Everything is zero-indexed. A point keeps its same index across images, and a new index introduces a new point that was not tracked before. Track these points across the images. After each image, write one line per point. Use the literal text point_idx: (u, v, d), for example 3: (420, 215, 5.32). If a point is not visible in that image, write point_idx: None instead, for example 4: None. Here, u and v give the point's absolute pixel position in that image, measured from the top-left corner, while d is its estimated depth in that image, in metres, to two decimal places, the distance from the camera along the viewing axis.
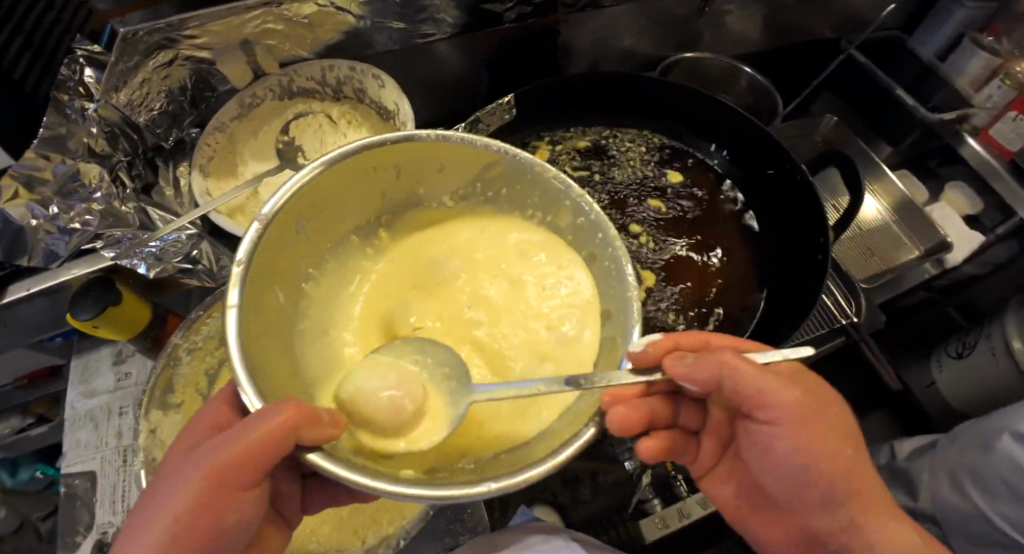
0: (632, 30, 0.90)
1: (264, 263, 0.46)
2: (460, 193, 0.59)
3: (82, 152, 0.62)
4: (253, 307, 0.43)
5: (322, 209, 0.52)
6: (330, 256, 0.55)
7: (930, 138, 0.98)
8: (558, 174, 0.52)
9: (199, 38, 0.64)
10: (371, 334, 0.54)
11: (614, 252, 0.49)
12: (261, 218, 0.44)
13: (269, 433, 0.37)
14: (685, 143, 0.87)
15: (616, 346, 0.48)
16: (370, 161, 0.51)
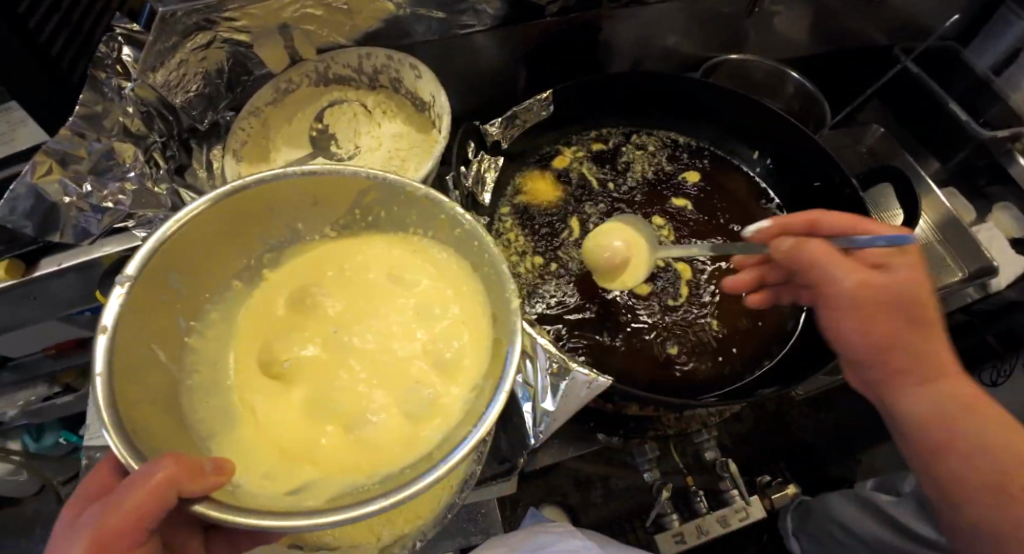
0: (675, 29, 0.87)
1: (136, 327, 0.40)
2: (341, 222, 0.51)
3: (117, 131, 0.61)
4: (127, 368, 0.38)
5: (193, 262, 0.45)
6: (212, 304, 0.49)
7: (982, 155, 0.92)
8: (428, 192, 0.46)
9: (239, 20, 0.64)
10: (252, 363, 0.46)
11: (491, 261, 0.44)
12: (124, 278, 0.38)
13: (147, 493, 0.33)
14: (727, 149, 0.84)
15: (503, 351, 0.42)
16: (241, 204, 0.45)
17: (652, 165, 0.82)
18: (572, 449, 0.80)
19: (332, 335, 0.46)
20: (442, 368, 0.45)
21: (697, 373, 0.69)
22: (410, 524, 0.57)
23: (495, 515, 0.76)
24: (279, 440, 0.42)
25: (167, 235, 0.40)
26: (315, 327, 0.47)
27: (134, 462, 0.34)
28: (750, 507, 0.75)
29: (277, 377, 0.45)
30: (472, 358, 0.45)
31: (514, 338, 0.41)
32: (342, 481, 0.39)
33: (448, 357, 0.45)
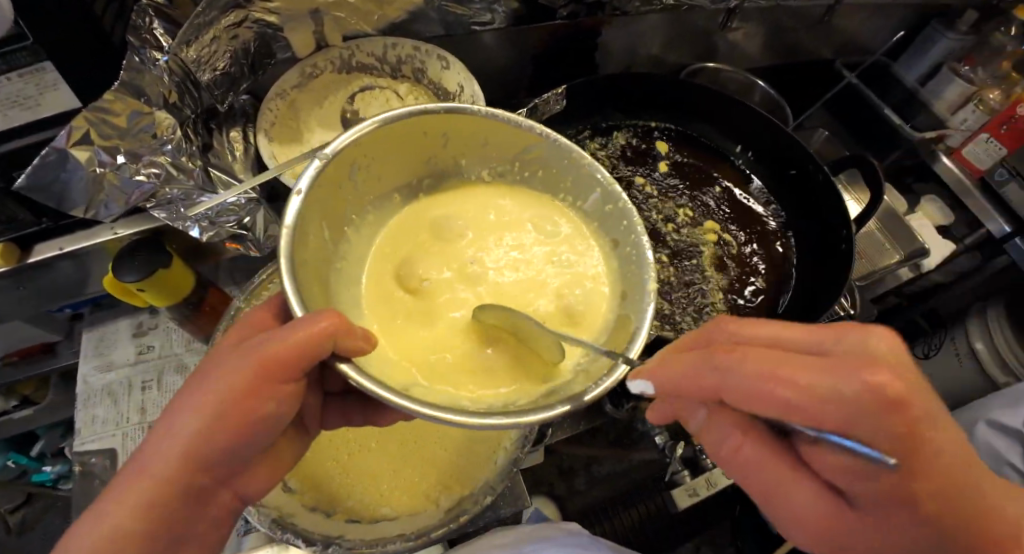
0: (662, 40, 0.96)
1: (320, 200, 0.47)
2: (498, 169, 0.58)
3: (159, 102, 0.60)
4: (304, 244, 0.44)
5: (376, 160, 0.52)
6: (370, 207, 0.56)
7: (910, 156, 1.11)
8: (592, 162, 0.54)
9: (274, 1, 0.64)
10: (387, 294, 0.53)
11: (637, 238, 0.52)
12: (323, 155, 0.45)
13: (307, 338, 0.39)
14: (715, 143, 0.94)
15: (630, 323, 0.50)
16: (426, 126, 0.51)
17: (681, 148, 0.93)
18: (584, 423, 0.86)
19: (469, 264, 0.55)
20: (563, 321, 0.53)
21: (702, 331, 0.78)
22: (466, 489, 0.59)
23: (519, 488, 0.76)
24: (415, 353, 0.50)
25: (363, 132, 0.47)
26: (453, 256, 0.56)
27: (299, 309, 0.40)
28: None
29: (411, 292, 0.53)
30: (593, 315, 0.54)
31: (644, 312, 0.49)
32: (440, 395, 0.46)
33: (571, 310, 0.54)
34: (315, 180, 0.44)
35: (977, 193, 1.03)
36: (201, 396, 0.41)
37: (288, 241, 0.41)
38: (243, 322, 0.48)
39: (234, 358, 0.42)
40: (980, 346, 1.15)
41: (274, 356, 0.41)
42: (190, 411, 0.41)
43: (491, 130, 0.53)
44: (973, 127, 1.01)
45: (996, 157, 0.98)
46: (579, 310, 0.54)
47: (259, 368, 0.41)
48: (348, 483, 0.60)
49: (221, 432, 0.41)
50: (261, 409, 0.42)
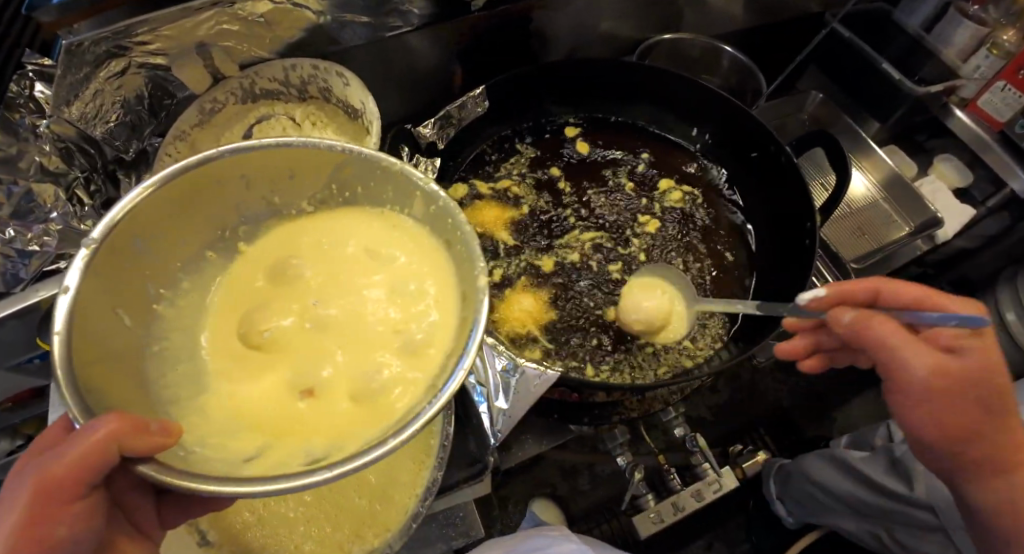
0: (611, 14, 0.86)
1: (105, 292, 0.38)
2: (318, 198, 0.48)
3: (35, 171, 0.60)
4: (84, 345, 0.35)
5: (167, 229, 0.42)
6: (184, 275, 0.45)
7: (918, 112, 0.96)
8: (402, 165, 0.43)
9: (153, 43, 0.61)
10: (226, 349, 0.42)
11: (463, 236, 0.42)
12: (90, 243, 0.36)
13: (90, 444, 0.31)
14: (666, 127, 0.86)
15: (464, 331, 0.39)
16: (212, 175, 0.42)
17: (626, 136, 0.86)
18: (548, 440, 0.80)
19: (313, 306, 0.43)
20: (406, 349, 0.41)
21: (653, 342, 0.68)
22: (380, 538, 0.58)
23: (473, 516, 0.76)
24: (251, 415, 0.39)
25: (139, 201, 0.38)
26: (292, 297, 0.43)
27: (80, 413, 0.32)
28: (721, 479, 0.79)
29: (256, 349, 0.41)
30: (440, 338, 0.41)
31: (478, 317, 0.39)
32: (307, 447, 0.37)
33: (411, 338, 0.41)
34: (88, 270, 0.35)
35: (997, 148, 0.88)
36: None
37: (64, 353, 0.32)
38: (42, 436, 0.39)
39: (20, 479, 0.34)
40: (1013, 317, 0.94)
41: (64, 470, 0.33)
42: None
43: (289, 158, 0.44)
44: (987, 74, 0.86)
45: (1016, 105, 0.83)
46: (424, 335, 0.41)
47: (46, 490, 0.33)
48: (265, 535, 0.58)
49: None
50: (56, 535, 0.34)
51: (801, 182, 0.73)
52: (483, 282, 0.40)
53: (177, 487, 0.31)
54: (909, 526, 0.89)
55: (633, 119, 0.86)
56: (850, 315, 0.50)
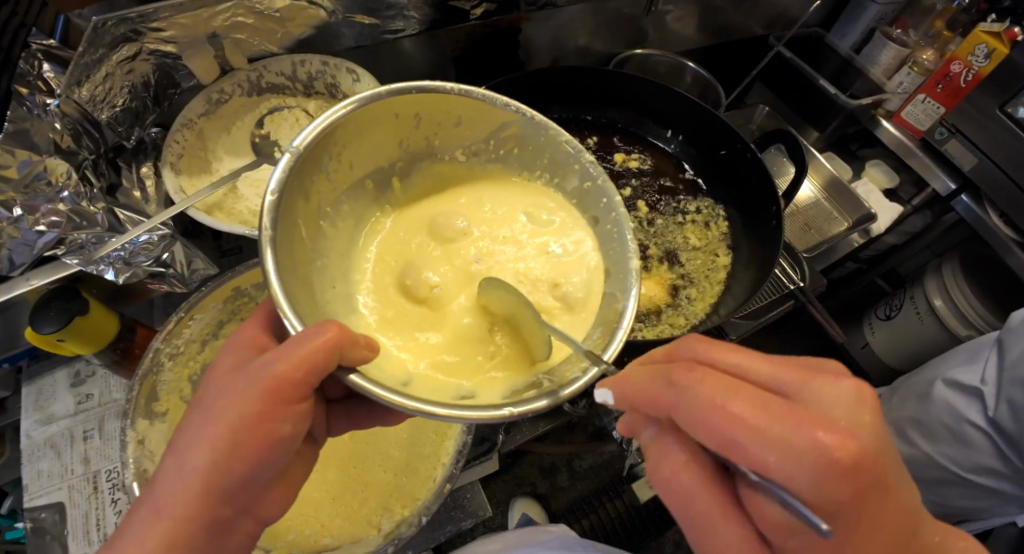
0: (588, 30, 0.95)
1: (295, 197, 0.45)
2: (473, 149, 0.57)
3: (49, 148, 0.58)
4: (283, 241, 0.42)
5: (347, 150, 0.50)
6: (345, 197, 0.52)
7: (851, 123, 1.11)
8: (570, 139, 0.53)
9: (167, 30, 0.62)
10: (388, 298, 0.52)
11: (618, 216, 0.52)
12: (292, 149, 0.43)
13: (316, 350, 0.37)
14: (644, 129, 0.95)
15: (616, 300, 0.49)
16: (399, 110, 0.50)
17: (624, 141, 0.95)
18: (542, 423, 0.83)
19: (473, 262, 0.54)
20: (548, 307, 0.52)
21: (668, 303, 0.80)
22: (407, 509, 0.58)
23: (480, 497, 0.78)
24: (411, 359, 0.48)
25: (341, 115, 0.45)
26: (454, 254, 0.54)
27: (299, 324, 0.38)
28: None
29: (422, 301, 0.51)
30: (592, 297, 0.52)
31: (629, 293, 0.48)
32: (451, 388, 0.46)
33: (571, 293, 0.51)
34: (287, 173, 0.42)
35: (919, 153, 1.04)
36: (214, 423, 0.39)
37: (271, 246, 0.39)
38: (235, 340, 0.44)
39: (238, 384, 0.39)
40: (939, 303, 1.09)
41: (287, 373, 0.38)
42: (200, 445, 0.38)
43: (464, 108, 0.52)
44: (909, 89, 1.02)
45: (936, 117, 0.98)
46: (577, 298, 0.52)
47: (275, 388, 0.39)
48: (290, 515, 0.58)
49: (244, 463, 0.38)
50: (277, 432, 0.40)
51: (756, 186, 0.85)
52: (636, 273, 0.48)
53: (374, 400, 0.37)
54: None
55: (616, 123, 0.95)
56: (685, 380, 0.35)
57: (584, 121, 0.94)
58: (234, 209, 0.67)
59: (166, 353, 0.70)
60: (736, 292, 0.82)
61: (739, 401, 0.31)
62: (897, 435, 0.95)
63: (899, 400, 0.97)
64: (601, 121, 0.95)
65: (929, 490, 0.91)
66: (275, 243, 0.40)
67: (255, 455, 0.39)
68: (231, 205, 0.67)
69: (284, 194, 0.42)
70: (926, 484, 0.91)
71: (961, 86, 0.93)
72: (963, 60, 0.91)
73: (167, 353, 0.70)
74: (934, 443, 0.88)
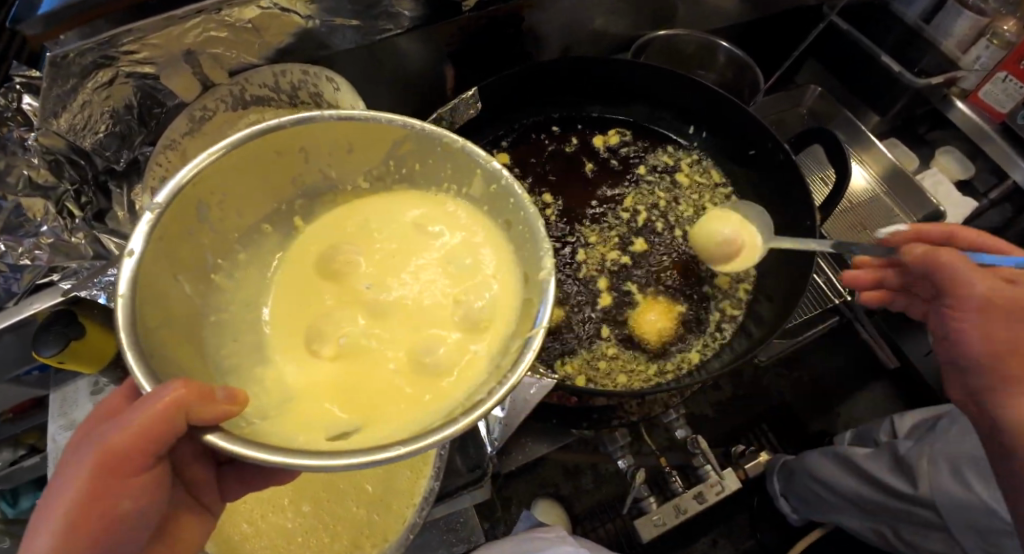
0: (604, 11, 0.85)
1: (168, 254, 0.40)
2: (374, 174, 0.51)
3: (24, 186, 0.61)
4: (150, 303, 0.37)
5: (227, 195, 0.44)
6: (241, 246, 0.48)
7: (919, 104, 0.95)
8: (465, 145, 0.45)
9: (140, 53, 0.60)
10: (297, 339, 0.45)
11: (526, 215, 0.44)
12: (155, 206, 0.38)
13: (158, 413, 0.33)
14: (633, 125, 0.86)
15: (532, 307, 0.42)
16: (278, 145, 0.44)
17: (638, 141, 0.84)
18: (545, 444, 0.79)
19: (364, 291, 0.46)
20: (462, 323, 0.44)
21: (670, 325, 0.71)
22: (378, 548, 0.58)
23: (473, 521, 0.76)
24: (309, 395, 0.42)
25: (205, 163, 0.40)
26: (349, 287, 0.47)
27: (146, 383, 0.33)
28: (724, 481, 0.76)
29: (333, 359, 0.43)
30: (498, 316, 0.45)
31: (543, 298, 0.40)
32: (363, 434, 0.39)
33: (472, 311, 0.44)
34: (150, 237, 0.37)
35: (997, 138, 0.89)
36: (56, 499, 0.35)
37: (128, 312, 0.34)
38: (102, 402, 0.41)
39: (82, 453, 0.35)
40: None
41: (134, 437, 0.34)
42: (43, 524, 0.34)
43: (351, 130, 0.46)
44: (988, 65, 0.87)
45: (1017, 97, 0.84)
46: (484, 310, 0.44)
47: (123, 454, 0.35)
48: (262, 547, 0.58)
49: (88, 539, 0.34)
50: (130, 499, 0.36)
51: (782, 187, 0.76)
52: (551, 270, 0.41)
53: (239, 456, 0.32)
54: (911, 522, 0.89)
55: (601, 122, 0.85)
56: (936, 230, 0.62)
57: (563, 124, 0.84)
58: None
59: None
60: (760, 308, 0.72)
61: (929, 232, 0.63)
62: (949, 470, 0.84)
63: (957, 432, 0.85)
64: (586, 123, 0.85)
65: (980, 539, 0.80)
66: (137, 311, 0.35)
67: (105, 529, 0.35)
68: None
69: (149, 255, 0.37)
70: (975, 531, 0.80)
71: None
72: None
73: None
74: (992, 487, 0.78)
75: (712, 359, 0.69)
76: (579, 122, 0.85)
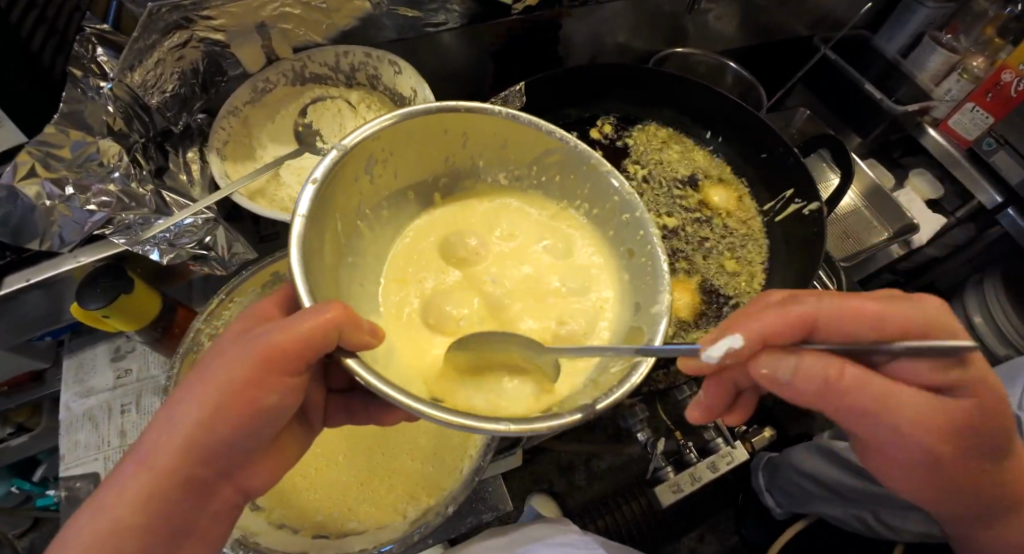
0: (627, 27, 0.94)
1: (336, 190, 0.45)
2: (515, 173, 0.57)
3: (102, 130, 0.60)
4: (316, 234, 0.43)
5: (392, 154, 0.50)
6: (386, 203, 0.54)
7: (895, 130, 1.07)
8: (612, 171, 0.52)
9: (217, 19, 0.63)
10: (407, 314, 0.52)
11: (653, 250, 0.50)
12: (341, 147, 0.43)
13: (314, 328, 0.37)
14: (682, 129, 0.94)
15: (640, 334, 0.48)
16: (443, 124, 0.50)
17: (665, 135, 0.93)
18: None
19: (485, 282, 0.53)
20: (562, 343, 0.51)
21: (699, 303, 0.79)
22: (434, 498, 0.59)
23: (502, 490, 0.77)
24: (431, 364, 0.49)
25: (381, 126, 0.46)
26: (467, 273, 0.54)
27: (308, 300, 0.38)
28: (735, 452, 0.81)
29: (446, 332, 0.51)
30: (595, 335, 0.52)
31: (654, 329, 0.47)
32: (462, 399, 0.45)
33: (574, 330, 0.51)
34: (333, 169, 0.43)
35: (966, 163, 1.00)
36: (206, 382, 0.38)
37: (304, 230, 0.40)
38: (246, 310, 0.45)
39: (235, 349, 0.39)
40: (978, 319, 1.09)
41: (286, 345, 0.38)
42: (194, 401, 0.38)
43: (511, 129, 0.52)
44: (957, 97, 0.99)
45: (983, 126, 0.95)
46: (581, 330, 0.51)
47: (272, 358, 0.38)
48: (319, 497, 0.60)
49: (226, 425, 0.38)
50: (267, 401, 0.39)
51: (785, 189, 0.86)
52: (665, 310, 0.46)
53: (362, 384, 0.37)
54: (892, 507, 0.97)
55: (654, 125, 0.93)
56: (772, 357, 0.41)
57: (620, 118, 0.93)
58: (276, 196, 0.68)
59: (205, 334, 0.71)
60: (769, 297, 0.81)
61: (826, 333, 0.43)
62: None
63: None
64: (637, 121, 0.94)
65: None
66: (308, 235, 0.40)
67: (241, 421, 0.38)
68: (273, 193, 0.68)
69: (327, 184, 0.43)
70: None
71: (1012, 95, 0.89)
72: (1015, 69, 0.87)
73: (205, 334, 0.71)
74: None
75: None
76: (631, 119, 0.94)
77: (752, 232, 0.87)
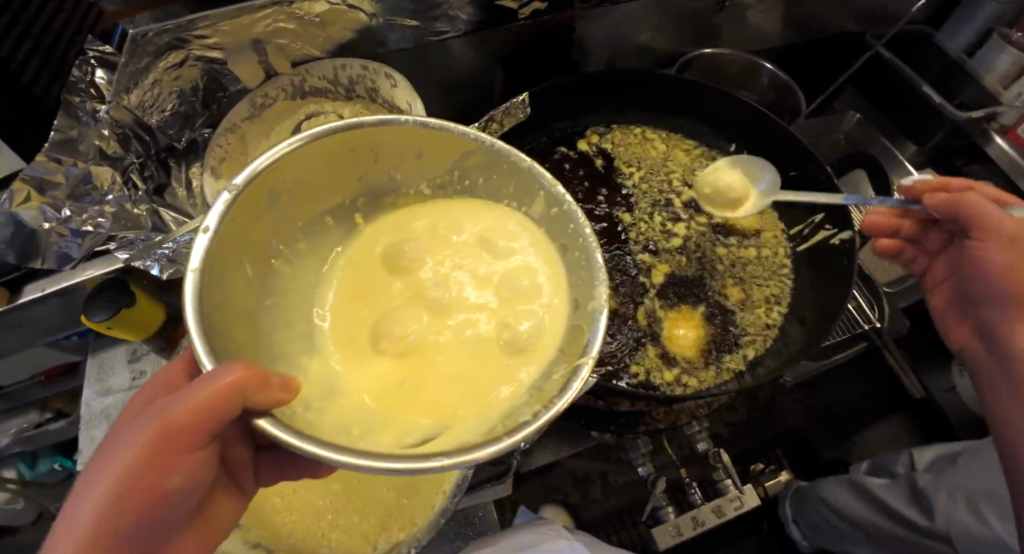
0: (650, 26, 0.86)
1: (236, 234, 0.42)
2: (438, 181, 0.53)
3: (93, 154, 0.61)
4: (218, 284, 0.39)
5: (297, 185, 0.46)
6: (301, 235, 0.50)
7: (958, 137, 0.95)
8: (532, 164, 0.46)
9: (210, 38, 0.63)
10: (348, 331, 0.47)
11: (585, 244, 0.45)
12: (233, 188, 0.39)
13: (216, 395, 0.34)
14: (701, 140, 0.86)
15: (580, 335, 0.43)
16: (348, 143, 0.46)
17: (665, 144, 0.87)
18: (566, 447, 0.81)
19: (427, 286, 0.48)
20: (511, 354, 0.44)
21: (709, 334, 0.73)
22: (404, 532, 0.58)
23: (492, 516, 0.77)
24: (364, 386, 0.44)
25: (279, 155, 0.41)
26: (412, 279, 0.48)
27: (208, 362, 0.35)
28: (744, 497, 0.77)
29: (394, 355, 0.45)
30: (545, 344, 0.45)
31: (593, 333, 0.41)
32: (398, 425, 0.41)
33: (518, 337, 0.44)
34: (226, 216, 0.39)
35: None
36: (108, 467, 0.36)
37: (198, 287, 0.36)
38: (160, 378, 0.43)
39: (139, 426, 0.37)
40: None
41: (190, 416, 0.35)
42: (87, 497, 0.35)
43: (426, 139, 0.47)
44: None
45: None
46: (529, 338, 0.45)
47: (176, 430, 0.36)
48: (294, 521, 0.59)
49: (128, 518, 0.35)
50: (172, 481, 0.37)
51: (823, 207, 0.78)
52: (605, 301, 0.42)
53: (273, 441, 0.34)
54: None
55: (653, 131, 0.87)
56: (941, 198, 0.63)
57: (617, 128, 0.86)
58: None
59: None
60: (793, 325, 0.74)
61: (968, 198, 0.61)
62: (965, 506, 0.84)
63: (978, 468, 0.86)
64: (634, 129, 0.87)
65: None
66: (205, 286, 0.37)
67: (144, 510, 0.36)
68: None
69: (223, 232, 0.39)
70: None
71: None
72: None
73: None
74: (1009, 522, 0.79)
75: (765, 356, 0.72)
76: (627, 128, 0.87)
77: (777, 252, 0.80)
